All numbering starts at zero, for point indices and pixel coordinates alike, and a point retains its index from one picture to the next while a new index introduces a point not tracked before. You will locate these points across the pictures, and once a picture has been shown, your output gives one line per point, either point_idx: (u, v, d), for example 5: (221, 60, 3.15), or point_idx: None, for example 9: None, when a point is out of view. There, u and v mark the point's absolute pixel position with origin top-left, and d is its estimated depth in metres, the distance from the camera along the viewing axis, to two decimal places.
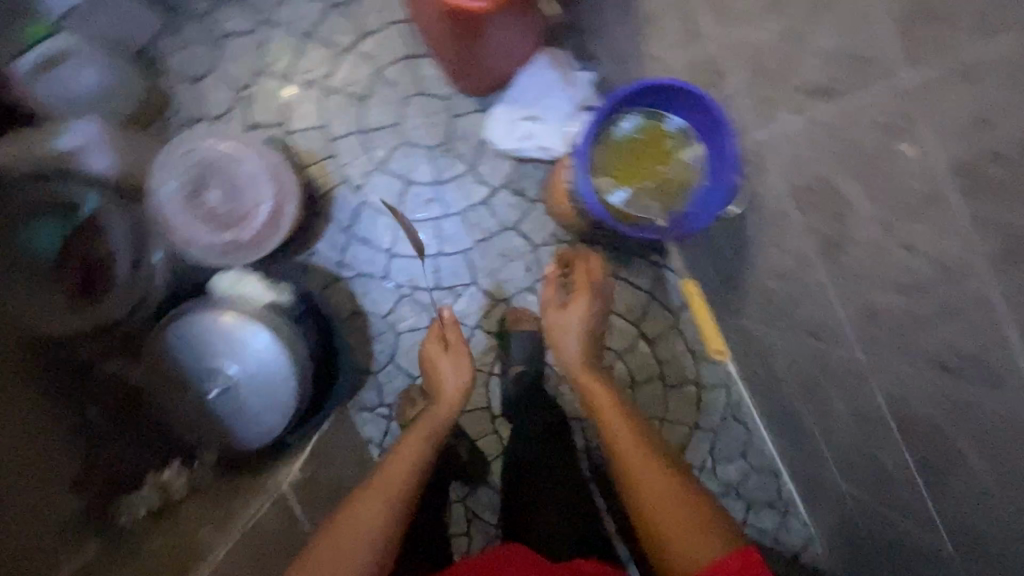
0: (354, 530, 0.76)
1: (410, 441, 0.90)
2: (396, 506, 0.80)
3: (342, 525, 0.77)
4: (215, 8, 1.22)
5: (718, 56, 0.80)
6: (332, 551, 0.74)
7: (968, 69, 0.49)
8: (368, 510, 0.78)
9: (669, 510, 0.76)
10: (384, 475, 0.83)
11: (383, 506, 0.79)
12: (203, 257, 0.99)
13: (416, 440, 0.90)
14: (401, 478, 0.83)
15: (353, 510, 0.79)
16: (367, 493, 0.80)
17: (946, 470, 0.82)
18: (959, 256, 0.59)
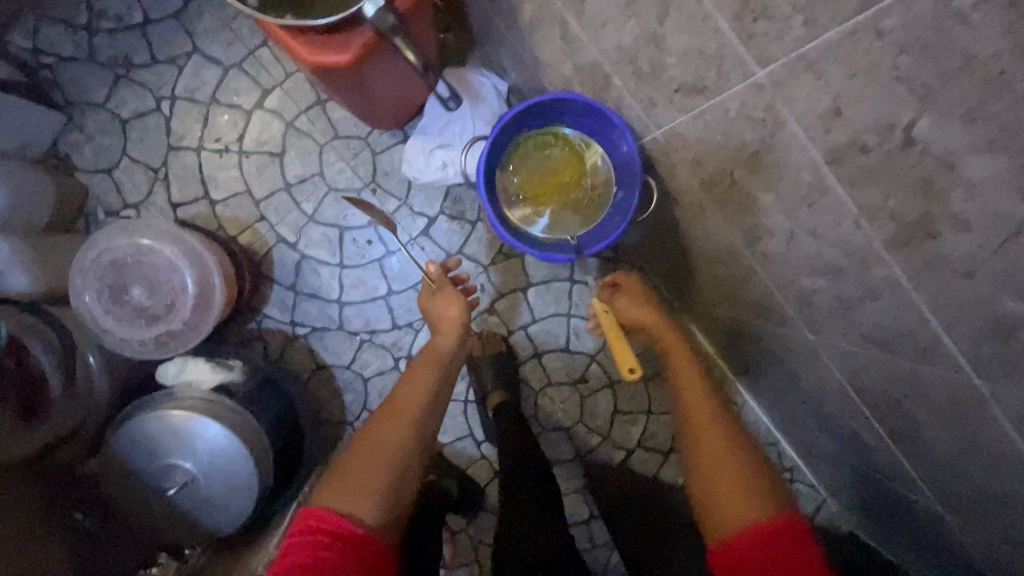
0: (380, 449, 0.71)
1: (418, 370, 0.83)
2: (417, 428, 0.74)
3: (363, 449, 0.71)
4: (111, 95, 1.20)
5: (599, 61, 0.76)
6: (351, 471, 0.68)
7: (810, 64, 0.45)
8: (388, 434, 0.72)
9: (715, 448, 0.77)
10: (397, 402, 0.76)
11: (405, 429, 0.73)
12: (140, 354, 0.99)
13: (423, 371, 0.82)
14: (416, 404, 0.77)
15: (373, 432, 0.73)
16: (385, 419, 0.74)
17: (915, 437, 0.78)
18: (860, 240, 0.56)
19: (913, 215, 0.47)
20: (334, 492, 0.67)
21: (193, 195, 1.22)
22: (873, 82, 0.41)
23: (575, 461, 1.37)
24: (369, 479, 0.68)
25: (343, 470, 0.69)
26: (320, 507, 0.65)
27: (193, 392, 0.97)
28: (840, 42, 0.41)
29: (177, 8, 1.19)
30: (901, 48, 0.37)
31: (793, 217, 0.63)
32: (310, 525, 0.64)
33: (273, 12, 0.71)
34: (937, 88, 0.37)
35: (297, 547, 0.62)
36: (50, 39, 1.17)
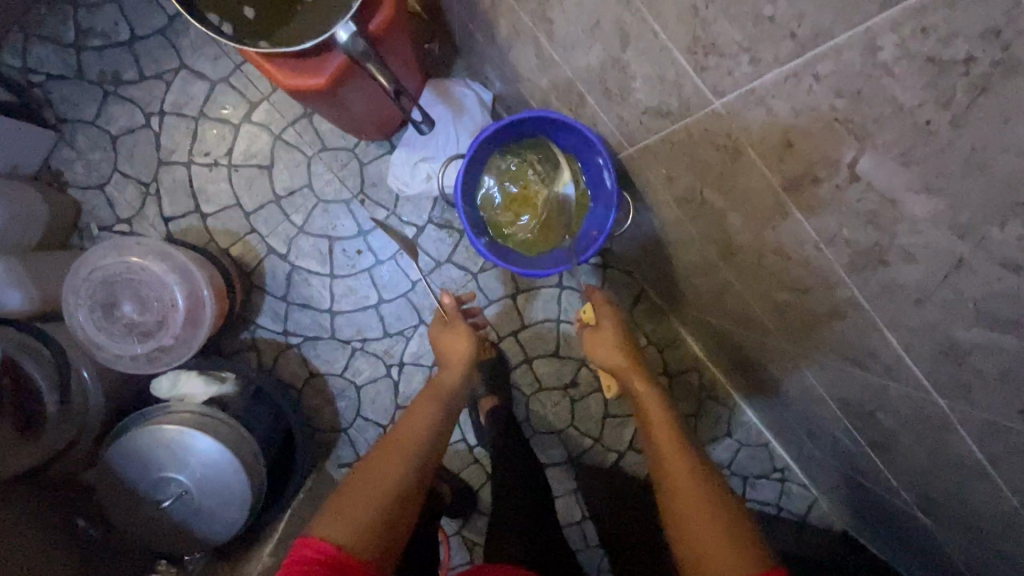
0: (378, 483, 0.72)
1: (422, 407, 0.88)
2: (413, 463, 0.77)
3: (363, 481, 0.72)
4: (101, 112, 1.21)
5: (573, 78, 0.77)
6: (349, 502, 0.69)
7: (760, 98, 0.46)
8: (386, 469, 0.74)
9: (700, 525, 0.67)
10: (399, 437, 0.81)
11: (402, 464, 0.76)
12: (132, 368, 1.01)
13: (426, 409, 0.87)
14: (416, 440, 0.81)
15: (372, 466, 0.75)
16: (385, 455, 0.77)
17: (891, 446, 0.79)
18: (822, 263, 0.56)
19: (864, 244, 0.48)
20: (332, 521, 0.66)
21: (184, 209, 1.24)
22: (816, 120, 0.41)
23: (567, 464, 1.38)
24: (364, 509, 0.68)
25: (343, 501, 0.69)
26: (319, 536, 0.64)
27: (183, 406, 0.99)
28: (783, 81, 0.42)
29: (163, 24, 1.20)
30: (838, 92, 0.38)
31: (759, 236, 0.64)
32: (310, 553, 0.62)
33: (247, 40, 0.72)
34: (873, 130, 0.38)
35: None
36: (39, 58, 1.19)
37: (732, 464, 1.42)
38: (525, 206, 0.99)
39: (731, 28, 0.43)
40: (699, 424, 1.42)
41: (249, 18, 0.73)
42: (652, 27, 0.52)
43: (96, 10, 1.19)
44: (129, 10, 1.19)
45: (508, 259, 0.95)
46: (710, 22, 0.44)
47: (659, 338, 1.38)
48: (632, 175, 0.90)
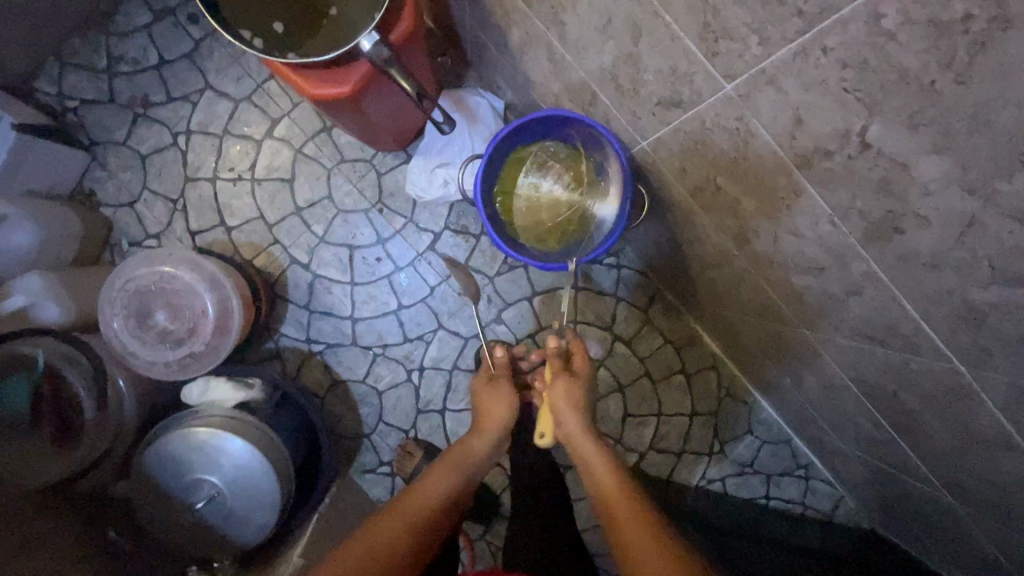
0: (370, 545, 0.69)
1: (437, 471, 0.83)
2: (416, 531, 0.73)
3: (357, 544, 0.69)
4: (130, 133, 1.27)
5: (586, 78, 0.80)
6: (342, 562, 0.66)
7: (770, 78, 0.48)
8: (389, 532, 0.71)
9: None
10: (410, 502, 0.76)
11: (403, 530, 0.72)
12: (164, 376, 1.04)
13: (439, 476, 0.82)
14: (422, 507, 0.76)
15: (377, 526, 0.72)
16: (395, 515, 0.74)
17: (915, 427, 0.79)
18: (836, 239, 0.58)
19: (878, 214, 0.50)
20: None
21: (210, 224, 1.28)
22: (825, 93, 0.44)
23: None
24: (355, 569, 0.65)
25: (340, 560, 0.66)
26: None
27: (215, 408, 1.02)
28: (792, 59, 0.44)
29: (189, 48, 1.26)
30: (845, 63, 0.41)
31: (773, 218, 0.66)
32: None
33: (277, 51, 0.76)
34: (881, 98, 0.40)
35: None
36: (73, 84, 1.25)
37: (754, 462, 1.41)
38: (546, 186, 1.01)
39: (741, 12, 0.45)
40: (718, 422, 1.41)
41: (279, 32, 0.77)
42: (663, 19, 0.55)
43: (126, 37, 1.25)
44: (157, 36, 1.26)
45: (520, 253, 0.99)
46: (720, 8, 0.47)
47: (676, 337, 1.40)
48: (646, 171, 0.93)
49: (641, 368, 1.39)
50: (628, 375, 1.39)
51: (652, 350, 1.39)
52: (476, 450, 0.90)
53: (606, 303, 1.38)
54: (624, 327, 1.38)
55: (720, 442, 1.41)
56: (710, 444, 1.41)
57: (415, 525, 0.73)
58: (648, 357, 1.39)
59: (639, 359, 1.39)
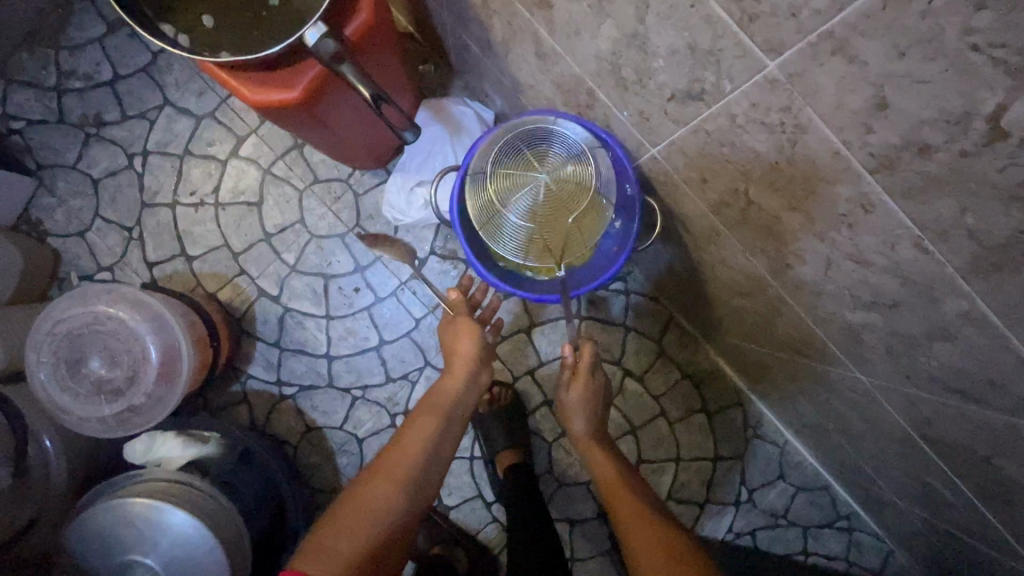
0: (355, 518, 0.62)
1: (424, 419, 0.73)
2: (408, 491, 0.66)
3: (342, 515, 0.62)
4: (81, 155, 1.15)
5: (582, 73, 0.66)
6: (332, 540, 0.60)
7: (840, 44, 0.34)
8: (379, 496, 0.64)
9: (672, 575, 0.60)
10: (398, 457, 0.69)
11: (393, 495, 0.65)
12: (99, 433, 0.89)
13: (426, 425, 0.73)
14: (412, 464, 0.68)
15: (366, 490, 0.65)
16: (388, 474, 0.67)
17: (1010, 499, 0.62)
18: (922, 269, 0.43)
19: (1003, 235, 0.34)
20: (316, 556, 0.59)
21: (170, 253, 1.15)
22: (934, 56, 0.30)
23: (598, 519, 1.21)
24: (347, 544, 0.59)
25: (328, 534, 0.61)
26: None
27: (158, 473, 0.87)
28: (882, 8, 0.30)
29: (147, 61, 1.15)
30: (978, 3, 0.26)
31: (828, 242, 0.50)
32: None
33: (206, 51, 0.64)
34: None
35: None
36: (21, 104, 1.14)
37: (788, 513, 1.23)
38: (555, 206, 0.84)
39: None
40: (746, 467, 1.24)
41: (208, 27, 0.65)
42: None
43: (78, 52, 1.14)
44: (113, 50, 1.15)
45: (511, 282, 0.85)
46: None
47: (693, 371, 1.23)
48: (657, 183, 0.78)
49: (655, 406, 1.22)
50: (641, 414, 1.22)
51: (668, 385, 1.23)
52: (460, 392, 0.79)
53: (613, 333, 1.22)
54: (635, 360, 1.22)
55: (749, 489, 1.23)
56: (737, 491, 1.23)
57: (409, 486, 0.67)
58: (663, 393, 1.22)
59: (652, 396, 1.22)
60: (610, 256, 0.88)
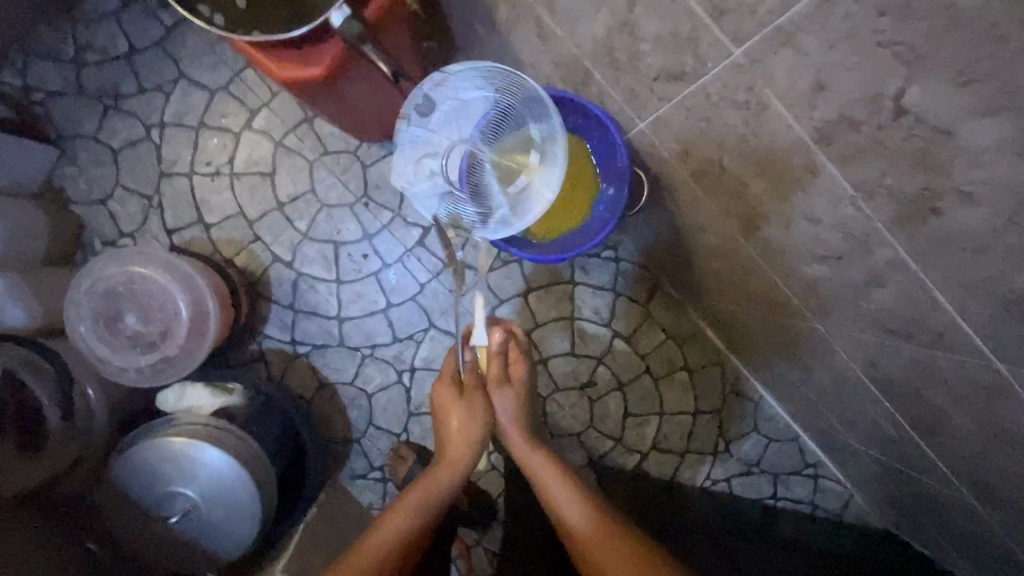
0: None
1: (410, 499, 0.83)
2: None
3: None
4: (100, 126, 1.20)
5: (580, 54, 0.74)
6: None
7: (789, 37, 0.42)
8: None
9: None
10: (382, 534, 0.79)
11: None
12: (136, 382, 0.98)
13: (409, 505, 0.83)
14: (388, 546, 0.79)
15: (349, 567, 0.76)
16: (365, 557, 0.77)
17: (938, 428, 0.73)
18: (858, 223, 0.52)
19: (912, 192, 0.43)
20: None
21: (187, 221, 1.22)
22: (855, 50, 0.38)
23: (588, 467, 1.32)
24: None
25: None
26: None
27: (191, 417, 0.96)
28: (817, 9, 0.38)
29: (161, 35, 1.20)
30: (881, 10, 0.35)
31: (787, 203, 0.59)
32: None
33: (240, 29, 0.70)
34: (925, 49, 0.34)
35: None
36: (41, 76, 1.19)
37: (761, 461, 1.35)
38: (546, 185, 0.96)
39: None
40: (724, 421, 1.35)
41: (241, 7, 0.71)
42: None
43: (95, 25, 1.19)
44: (128, 24, 1.19)
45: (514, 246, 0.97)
46: None
47: (677, 333, 1.33)
48: (646, 155, 0.87)
49: (641, 364, 1.33)
50: (628, 373, 1.33)
51: (654, 346, 1.33)
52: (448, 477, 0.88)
53: (604, 298, 1.32)
54: (624, 322, 1.32)
55: (726, 441, 1.35)
56: (715, 442, 1.35)
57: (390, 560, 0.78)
58: (649, 352, 1.33)
59: (639, 355, 1.33)
60: (603, 221, 0.96)
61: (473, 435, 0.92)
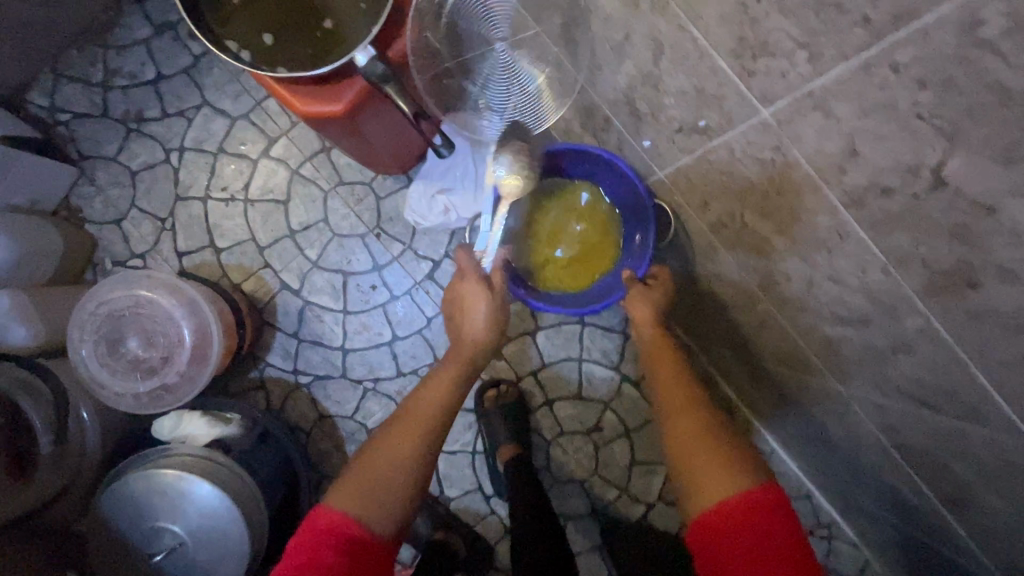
0: (391, 469, 0.66)
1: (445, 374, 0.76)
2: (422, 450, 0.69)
3: (380, 470, 0.66)
4: (122, 148, 1.22)
5: (601, 102, 0.74)
6: (368, 483, 0.65)
7: (819, 101, 0.41)
8: (394, 452, 0.68)
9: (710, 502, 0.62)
10: (419, 409, 0.72)
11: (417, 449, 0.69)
12: (133, 409, 0.96)
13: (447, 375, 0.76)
14: (426, 414, 0.71)
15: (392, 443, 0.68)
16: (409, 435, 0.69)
17: (965, 501, 0.69)
18: (886, 290, 0.50)
19: (946, 264, 0.41)
20: (352, 496, 0.64)
21: (199, 244, 1.22)
22: (890, 120, 0.37)
23: (591, 515, 1.27)
24: (394, 496, 0.65)
25: (358, 480, 0.65)
26: (333, 508, 0.63)
27: (184, 447, 0.93)
28: (851, 78, 0.38)
29: (188, 63, 1.22)
30: (922, 83, 0.34)
31: (810, 262, 0.58)
32: (329, 528, 0.61)
33: (266, 66, 0.71)
34: (967, 126, 0.33)
35: (303, 546, 0.60)
36: (68, 97, 1.22)
37: None
38: (565, 229, 0.99)
39: (787, 23, 0.39)
40: None
41: (268, 45, 0.72)
42: (690, 34, 0.48)
43: (125, 52, 1.22)
44: (156, 51, 1.22)
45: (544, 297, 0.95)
46: (761, 19, 0.41)
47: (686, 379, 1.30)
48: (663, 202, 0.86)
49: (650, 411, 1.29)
50: (636, 418, 1.29)
51: None
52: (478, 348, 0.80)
53: (612, 341, 1.29)
54: (632, 367, 1.29)
55: None
56: None
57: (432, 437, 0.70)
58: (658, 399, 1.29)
59: (648, 402, 1.29)
60: (638, 260, 0.93)
61: (500, 317, 0.83)
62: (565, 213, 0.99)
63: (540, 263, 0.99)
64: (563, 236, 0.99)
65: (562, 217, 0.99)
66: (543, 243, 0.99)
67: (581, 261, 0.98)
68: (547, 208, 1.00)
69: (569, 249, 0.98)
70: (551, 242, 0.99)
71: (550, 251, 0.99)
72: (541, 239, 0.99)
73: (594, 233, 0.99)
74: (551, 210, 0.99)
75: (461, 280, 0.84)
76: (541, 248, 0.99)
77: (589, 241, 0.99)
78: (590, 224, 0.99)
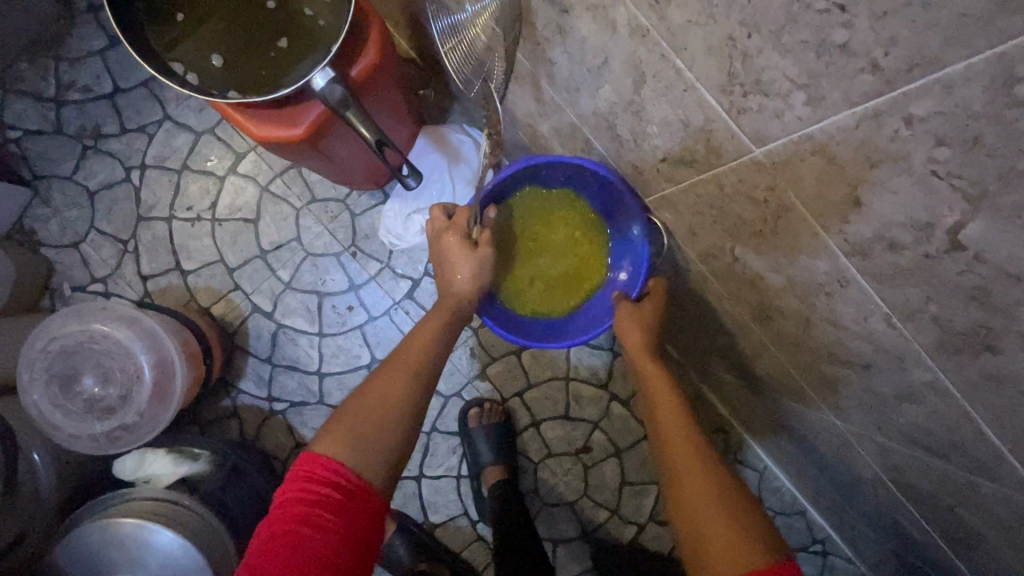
0: (385, 413, 0.60)
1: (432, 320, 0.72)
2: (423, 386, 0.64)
3: (375, 410, 0.60)
4: (78, 166, 1.15)
5: (581, 123, 0.69)
6: (364, 422, 0.58)
7: (821, 147, 0.36)
8: (393, 389, 0.62)
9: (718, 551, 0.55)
10: (406, 355, 0.67)
11: (411, 387, 0.63)
12: (90, 450, 0.90)
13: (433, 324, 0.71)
14: (419, 351, 0.67)
15: (377, 382, 0.63)
16: (399, 376, 0.64)
17: (971, 544, 0.65)
18: (893, 342, 0.45)
19: (962, 326, 0.37)
20: (344, 439, 0.57)
21: (163, 267, 1.15)
22: (902, 173, 0.32)
23: (582, 539, 1.23)
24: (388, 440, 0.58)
25: (349, 419, 0.59)
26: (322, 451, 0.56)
27: (146, 491, 0.87)
28: (856, 126, 0.33)
29: (147, 75, 1.16)
30: (940, 138, 0.29)
31: (808, 303, 0.53)
32: (313, 471, 0.55)
33: (216, 91, 0.65)
34: (994, 188, 0.28)
35: (286, 496, 0.54)
36: (19, 114, 1.15)
37: None
38: (544, 245, 0.93)
39: (783, 61, 0.34)
40: None
41: (216, 67, 0.66)
42: (674, 64, 0.44)
43: (79, 64, 1.15)
44: (113, 63, 1.15)
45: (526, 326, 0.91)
46: (753, 55, 0.36)
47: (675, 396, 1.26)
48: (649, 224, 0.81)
49: (640, 430, 1.24)
50: (626, 438, 1.24)
51: None
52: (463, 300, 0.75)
53: (600, 358, 1.24)
54: (621, 385, 1.25)
55: None
56: None
57: (421, 382, 0.65)
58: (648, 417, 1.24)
59: (637, 420, 1.24)
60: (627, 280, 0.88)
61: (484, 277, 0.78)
62: (543, 227, 0.93)
63: (519, 283, 0.93)
64: (542, 254, 0.93)
65: (540, 231, 0.93)
66: (521, 262, 0.93)
67: (563, 279, 0.94)
68: (524, 222, 0.93)
69: (550, 266, 0.93)
70: (529, 261, 0.93)
71: (529, 271, 0.93)
72: (518, 258, 0.93)
73: (575, 247, 0.93)
74: (528, 224, 0.93)
75: (446, 234, 0.77)
76: (519, 268, 0.93)
77: (571, 255, 0.93)
78: (571, 236, 0.93)
